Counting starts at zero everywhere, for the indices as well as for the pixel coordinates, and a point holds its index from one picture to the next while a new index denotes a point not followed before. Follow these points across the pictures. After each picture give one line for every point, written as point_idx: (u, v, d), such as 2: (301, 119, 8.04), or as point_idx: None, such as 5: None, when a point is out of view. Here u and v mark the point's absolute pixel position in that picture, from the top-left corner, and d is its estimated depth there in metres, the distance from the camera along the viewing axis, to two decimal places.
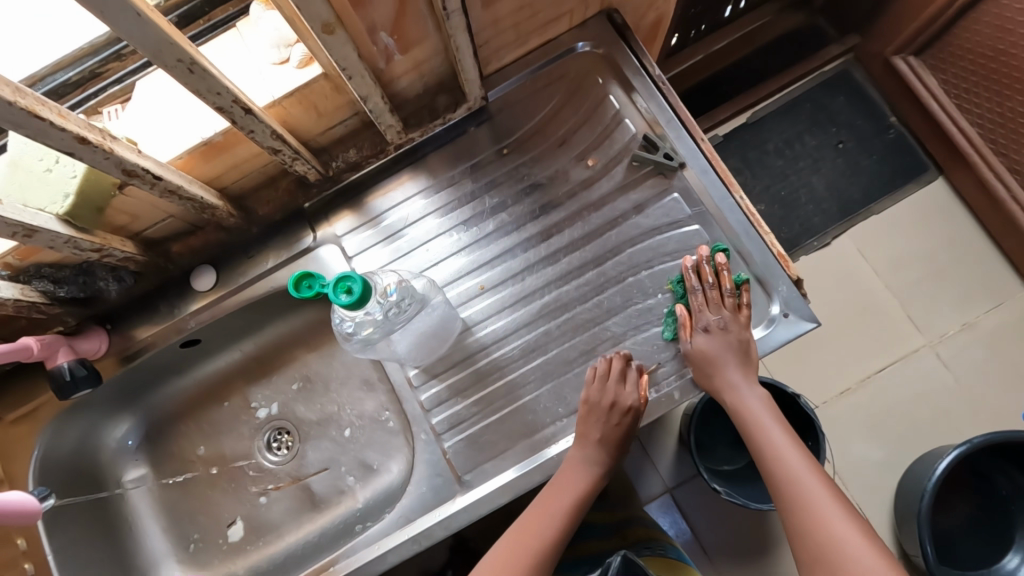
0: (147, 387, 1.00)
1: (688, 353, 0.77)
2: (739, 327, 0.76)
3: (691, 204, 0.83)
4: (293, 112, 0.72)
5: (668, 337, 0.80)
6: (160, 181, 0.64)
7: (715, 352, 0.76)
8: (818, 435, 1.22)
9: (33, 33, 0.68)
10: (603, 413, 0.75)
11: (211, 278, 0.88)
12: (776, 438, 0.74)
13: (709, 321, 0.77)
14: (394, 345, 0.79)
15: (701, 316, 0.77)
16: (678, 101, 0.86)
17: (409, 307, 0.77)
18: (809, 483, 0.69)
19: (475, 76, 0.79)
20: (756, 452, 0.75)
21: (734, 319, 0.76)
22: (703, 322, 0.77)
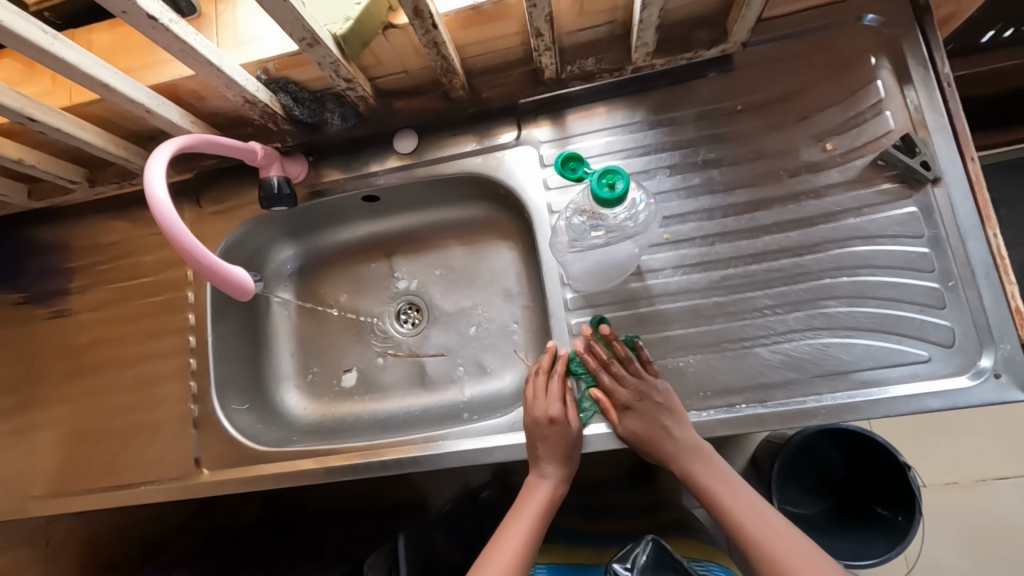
0: (317, 225, 1.07)
1: (621, 434, 0.77)
2: (651, 391, 0.76)
3: (930, 225, 0.74)
4: (563, 1, 0.71)
5: (586, 417, 0.79)
6: (434, 30, 0.66)
7: (643, 429, 0.75)
8: (915, 513, 1.08)
9: None
10: (553, 434, 0.77)
11: (412, 143, 0.92)
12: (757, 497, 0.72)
13: (631, 398, 0.77)
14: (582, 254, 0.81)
15: (619, 395, 0.77)
16: (959, 109, 0.76)
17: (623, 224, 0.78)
18: (779, 521, 0.70)
19: (752, 18, 0.73)
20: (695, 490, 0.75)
21: (647, 385, 0.76)
22: (623, 401, 0.77)
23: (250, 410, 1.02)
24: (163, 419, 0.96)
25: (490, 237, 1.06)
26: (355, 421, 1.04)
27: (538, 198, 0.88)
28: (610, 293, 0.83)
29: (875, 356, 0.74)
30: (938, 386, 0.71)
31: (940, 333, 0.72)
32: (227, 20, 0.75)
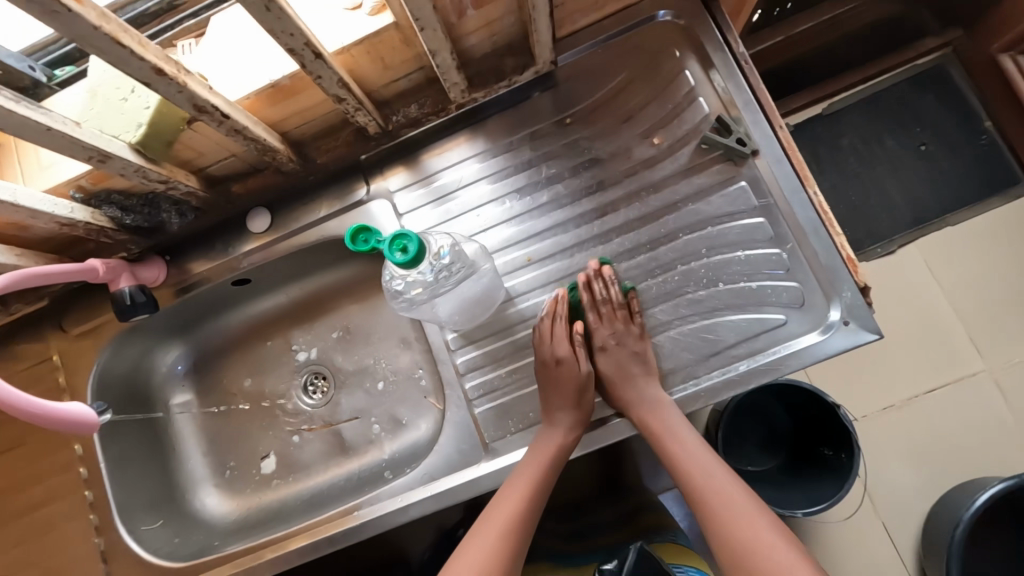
0: (199, 319, 1.04)
1: (586, 372, 0.79)
2: (632, 340, 0.79)
3: (758, 196, 0.78)
4: (360, 61, 0.72)
5: (580, 319, 0.83)
6: (228, 120, 0.65)
7: (614, 369, 0.79)
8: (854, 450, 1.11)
9: None
10: (558, 374, 0.77)
11: (266, 221, 0.90)
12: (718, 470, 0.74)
13: (605, 337, 0.80)
14: (439, 307, 0.79)
15: (598, 332, 0.81)
16: (760, 82, 0.80)
17: (457, 270, 0.76)
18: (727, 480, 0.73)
19: (547, 39, 0.76)
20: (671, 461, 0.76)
21: (625, 331, 0.79)
22: (601, 339, 0.81)
23: (165, 525, 0.97)
24: (70, 561, 0.91)
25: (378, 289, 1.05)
26: (281, 507, 1.01)
27: None
28: (486, 327, 0.84)
29: (737, 331, 0.77)
30: (797, 346, 0.74)
31: (788, 295, 0.76)
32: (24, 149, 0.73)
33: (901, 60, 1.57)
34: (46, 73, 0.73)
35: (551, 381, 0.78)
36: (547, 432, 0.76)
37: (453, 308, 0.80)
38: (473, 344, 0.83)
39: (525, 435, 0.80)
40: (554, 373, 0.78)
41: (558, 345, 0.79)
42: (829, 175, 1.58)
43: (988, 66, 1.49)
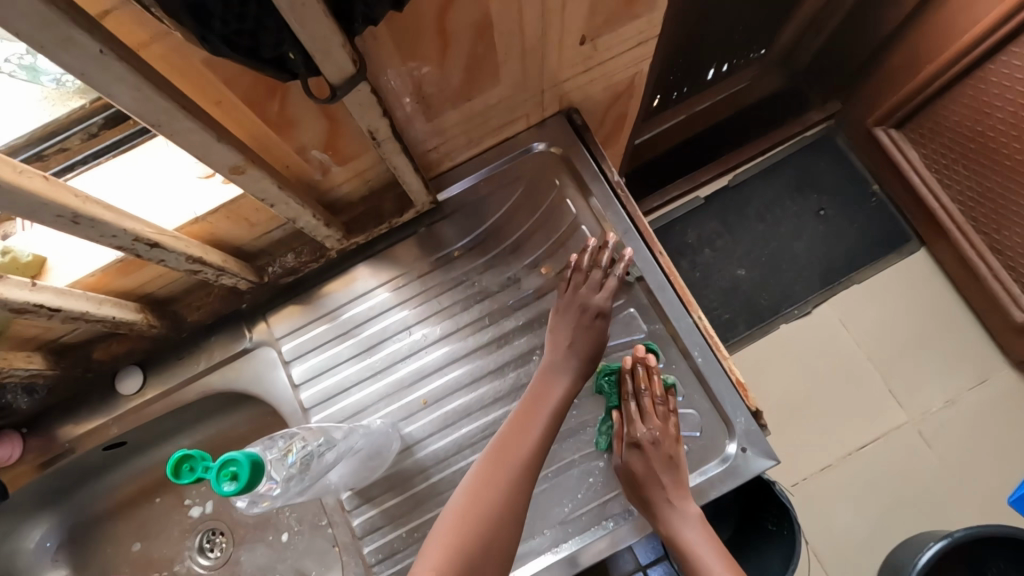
0: (73, 485, 0.93)
1: (619, 468, 0.73)
2: (670, 441, 0.72)
3: (646, 322, 0.79)
4: (221, 226, 0.69)
5: (602, 447, 0.76)
6: (59, 313, 0.59)
7: (642, 470, 0.71)
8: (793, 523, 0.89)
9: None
10: (592, 328, 0.76)
11: (137, 381, 0.82)
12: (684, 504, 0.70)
13: (637, 433, 0.72)
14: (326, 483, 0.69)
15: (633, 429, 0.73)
16: (636, 209, 0.83)
17: (314, 461, 0.63)
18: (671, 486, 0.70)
19: (421, 187, 0.75)
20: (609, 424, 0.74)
21: (664, 432, 0.72)
22: (635, 436, 0.72)
23: None
24: None
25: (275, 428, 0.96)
26: None
27: (291, 397, 0.82)
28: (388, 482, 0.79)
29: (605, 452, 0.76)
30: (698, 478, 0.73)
31: (687, 424, 0.76)
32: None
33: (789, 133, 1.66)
34: None
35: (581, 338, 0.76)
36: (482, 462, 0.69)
37: (345, 470, 0.72)
38: (371, 500, 0.78)
39: None
40: (588, 321, 0.76)
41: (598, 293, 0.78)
42: (744, 241, 1.61)
43: (865, 135, 1.58)
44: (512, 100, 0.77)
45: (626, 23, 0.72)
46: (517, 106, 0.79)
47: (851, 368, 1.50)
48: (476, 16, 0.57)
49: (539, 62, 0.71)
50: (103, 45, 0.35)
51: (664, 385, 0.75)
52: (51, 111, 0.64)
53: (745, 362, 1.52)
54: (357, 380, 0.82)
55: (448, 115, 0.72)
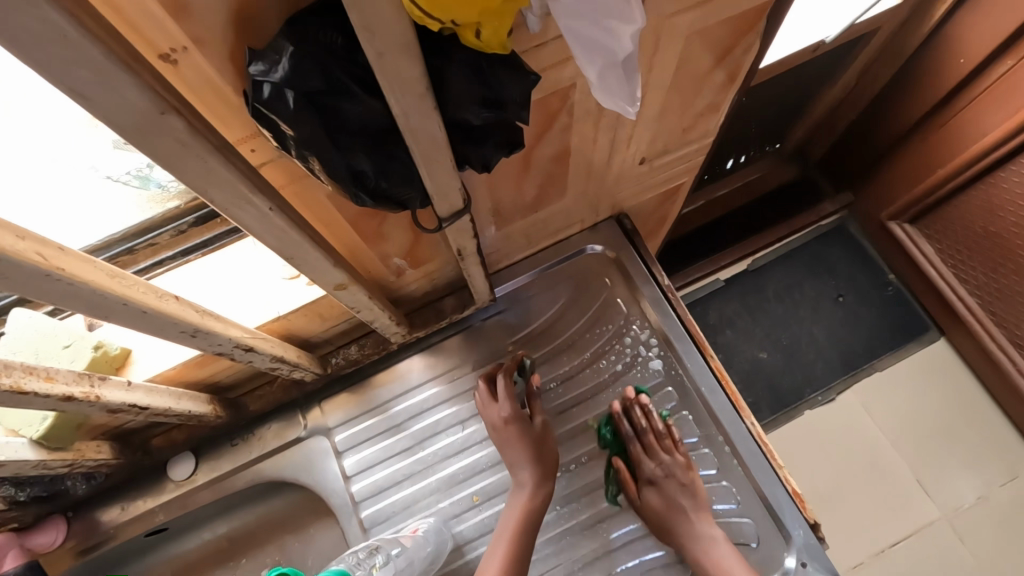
0: (104, 571, 0.91)
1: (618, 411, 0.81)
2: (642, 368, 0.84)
3: (699, 427, 0.81)
4: (297, 321, 0.72)
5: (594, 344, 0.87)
6: (147, 410, 0.61)
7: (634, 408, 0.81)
8: None
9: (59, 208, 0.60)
10: (510, 435, 0.79)
11: (190, 466, 0.82)
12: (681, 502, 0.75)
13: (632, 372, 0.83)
14: None
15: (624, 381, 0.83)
16: (687, 313, 0.86)
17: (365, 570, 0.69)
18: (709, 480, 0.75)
19: (486, 289, 0.79)
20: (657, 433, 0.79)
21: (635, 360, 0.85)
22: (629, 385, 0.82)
23: None
24: None
25: (313, 514, 0.95)
26: None
27: (341, 489, 0.82)
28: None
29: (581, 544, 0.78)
30: None
31: (744, 533, 0.75)
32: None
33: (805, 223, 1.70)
34: None
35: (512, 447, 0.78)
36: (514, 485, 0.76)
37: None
38: None
39: None
40: (506, 429, 0.79)
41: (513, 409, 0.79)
42: (766, 325, 1.63)
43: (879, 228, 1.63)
44: (572, 208, 0.82)
45: (681, 146, 0.79)
46: (575, 213, 0.84)
47: (881, 459, 1.48)
48: (557, 148, 0.63)
49: (600, 178, 0.77)
50: (271, 204, 0.39)
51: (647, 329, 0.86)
52: (144, 211, 0.63)
53: (773, 448, 1.50)
54: (410, 473, 0.82)
55: (516, 224, 0.77)
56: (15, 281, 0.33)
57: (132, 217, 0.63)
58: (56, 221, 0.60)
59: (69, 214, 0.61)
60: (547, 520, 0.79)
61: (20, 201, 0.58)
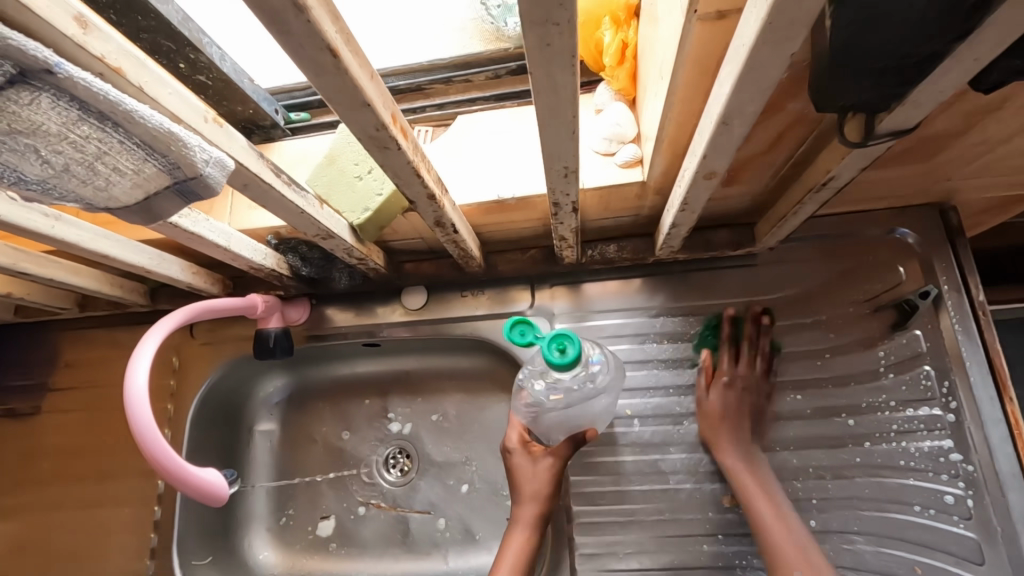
0: (315, 358, 1.03)
1: (929, 341, 0.74)
2: (983, 317, 0.73)
3: (964, 454, 0.70)
4: (589, 202, 0.70)
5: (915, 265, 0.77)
6: (455, 234, 0.63)
7: (936, 351, 0.73)
8: None
9: (406, 46, 0.77)
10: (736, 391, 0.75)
11: (421, 298, 0.87)
12: (765, 511, 0.66)
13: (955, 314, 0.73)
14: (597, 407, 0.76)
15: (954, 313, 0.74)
16: (995, 342, 0.72)
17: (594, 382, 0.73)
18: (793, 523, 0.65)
19: (782, 233, 0.71)
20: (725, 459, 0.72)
21: (976, 316, 0.73)
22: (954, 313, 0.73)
23: (213, 564, 0.92)
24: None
25: (496, 388, 1.01)
26: None
27: None
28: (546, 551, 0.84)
29: (854, 480, 0.72)
30: None
31: None
32: (225, 195, 0.73)
33: None
34: (285, 115, 0.76)
35: (521, 484, 0.74)
36: (512, 524, 0.72)
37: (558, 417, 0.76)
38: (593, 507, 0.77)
39: None
40: (516, 468, 0.76)
41: (529, 463, 0.75)
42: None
43: None
44: (912, 178, 0.70)
45: None
46: (908, 185, 0.72)
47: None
48: (997, 97, 0.51)
49: (987, 154, 0.63)
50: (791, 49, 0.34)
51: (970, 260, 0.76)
52: (474, 44, 0.76)
53: None
54: None
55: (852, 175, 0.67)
56: (549, 52, 0.32)
57: (467, 48, 0.76)
58: (401, 49, 0.77)
59: (417, 45, 0.77)
60: (858, 461, 0.73)
61: (387, 52, 0.78)
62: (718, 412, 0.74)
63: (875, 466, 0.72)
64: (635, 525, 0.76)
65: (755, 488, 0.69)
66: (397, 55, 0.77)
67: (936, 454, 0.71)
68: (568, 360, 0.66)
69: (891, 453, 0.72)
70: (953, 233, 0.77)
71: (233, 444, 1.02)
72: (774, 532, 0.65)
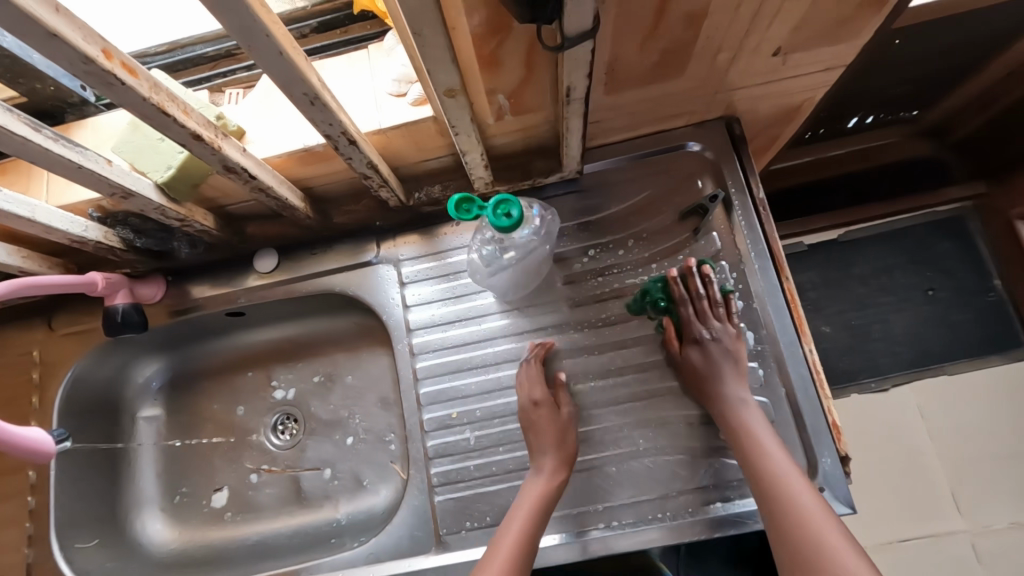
0: (186, 336, 1.05)
1: (719, 237, 0.83)
2: (764, 211, 0.83)
3: (754, 339, 0.79)
4: (394, 142, 0.74)
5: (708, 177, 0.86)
6: (254, 180, 0.66)
7: (726, 245, 0.83)
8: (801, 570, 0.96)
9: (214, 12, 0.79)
10: (542, 418, 0.77)
11: (272, 262, 0.91)
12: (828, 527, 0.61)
13: (736, 212, 0.83)
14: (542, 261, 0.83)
15: (735, 212, 0.83)
16: (775, 231, 0.82)
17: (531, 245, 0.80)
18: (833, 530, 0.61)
19: (576, 155, 0.78)
20: (742, 455, 0.69)
21: (754, 211, 0.83)
22: (735, 214, 0.83)
23: (102, 543, 0.94)
24: None
25: (370, 346, 1.05)
26: (224, 547, 0.99)
27: (398, 315, 0.88)
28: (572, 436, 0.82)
29: (666, 374, 0.81)
30: None
31: None
32: (41, 172, 0.74)
33: (918, 205, 1.46)
34: (95, 93, 0.77)
35: (534, 421, 0.78)
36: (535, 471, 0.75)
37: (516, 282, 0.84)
38: (447, 430, 0.83)
39: (483, 532, 0.78)
40: (537, 420, 0.78)
41: (553, 411, 0.78)
42: (855, 309, 1.43)
43: (1005, 226, 1.38)
44: (682, 95, 0.78)
45: (826, 45, 0.71)
46: (687, 101, 0.80)
47: (926, 489, 1.36)
48: (697, 4, 0.58)
49: (729, 62, 0.71)
50: None
51: (751, 166, 0.85)
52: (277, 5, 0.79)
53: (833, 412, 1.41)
54: (461, 318, 0.87)
55: (626, 94, 0.74)
56: None
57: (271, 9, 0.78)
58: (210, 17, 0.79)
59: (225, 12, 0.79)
60: (668, 352, 0.81)
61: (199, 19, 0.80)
62: (698, 371, 0.76)
63: None
64: (485, 442, 0.82)
65: (781, 456, 0.68)
66: (203, 23, 0.79)
67: None
68: (513, 222, 0.68)
69: None
70: (740, 141, 0.86)
71: (113, 434, 1.02)
72: (780, 461, 0.67)
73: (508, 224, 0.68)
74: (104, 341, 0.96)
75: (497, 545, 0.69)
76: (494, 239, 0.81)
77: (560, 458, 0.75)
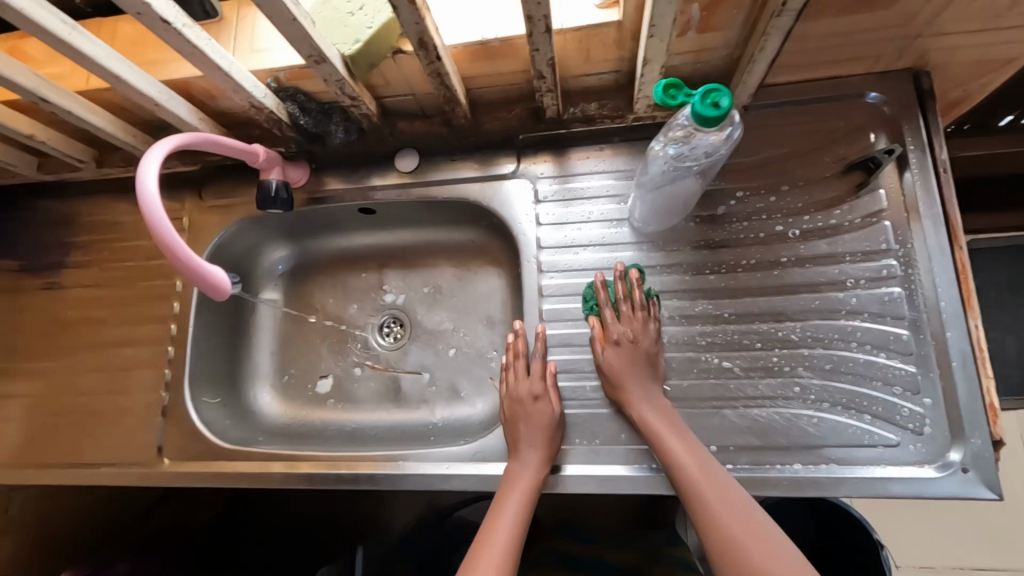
0: (312, 227, 1.09)
1: (888, 196, 0.78)
2: (945, 173, 0.76)
3: (911, 306, 0.74)
4: (569, 47, 0.73)
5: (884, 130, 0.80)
6: (437, 62, 0.67)
7: (894, 205, 0.77)
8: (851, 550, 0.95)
9: None
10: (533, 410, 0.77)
11: (413, 161, 0.93)
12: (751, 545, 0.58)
13: (912, 171, 0.77)
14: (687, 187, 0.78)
15: (910, 171, 0.78)
16: (952, 197, 0.76)
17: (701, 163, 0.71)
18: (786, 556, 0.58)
19: (753, 83, 0.74)
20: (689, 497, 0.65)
21: (933, 171, 0.77)
22: (910, 172, 0.77)
23: (222, 403, 1.02)
24: (128, 408, 0.97)
25: (482, 265, 1.07)
26: (325, 428, 1.05)
27: (529, 231, 0.89)
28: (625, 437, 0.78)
29: (805, 328, 0.77)
30: (900, 471, 0.70)
31: (906, 417, 0.72)
32: (230, 37, 0.78)
33: None
34: None
35: (531, 416, 0.77)
36: (522, 468, 0.73)
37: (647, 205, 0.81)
38: (566, 349, 0.83)
39: (590, 451, 0.78)
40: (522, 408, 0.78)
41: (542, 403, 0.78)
42: None
43: None
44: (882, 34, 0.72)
45: None
46: (882, 43, 0.74)
47: None
48: None
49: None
50: None
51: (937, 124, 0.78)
52: None
53: None
54: (593, 243, 0.86)
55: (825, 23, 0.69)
56: None
57: None
58: None
59: None
60: (810, 306, 0.77)
61: None
62: (615, 371, 0.77)
63: (829, 309, 0.77)
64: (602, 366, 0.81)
65: (727, 489, 0.64)
66: None
67: (887, 297, 0.75)
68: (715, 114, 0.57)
69: (842, 299, 0.77)
70: (928, 96, 0.79)
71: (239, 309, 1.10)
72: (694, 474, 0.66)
73: (713, 114, 0.57)
74: (245, 216, 1.01)
75: (484, 548, 0.67)
76: (680, 138, 0.69)
77: (545, 435, 0.75)
